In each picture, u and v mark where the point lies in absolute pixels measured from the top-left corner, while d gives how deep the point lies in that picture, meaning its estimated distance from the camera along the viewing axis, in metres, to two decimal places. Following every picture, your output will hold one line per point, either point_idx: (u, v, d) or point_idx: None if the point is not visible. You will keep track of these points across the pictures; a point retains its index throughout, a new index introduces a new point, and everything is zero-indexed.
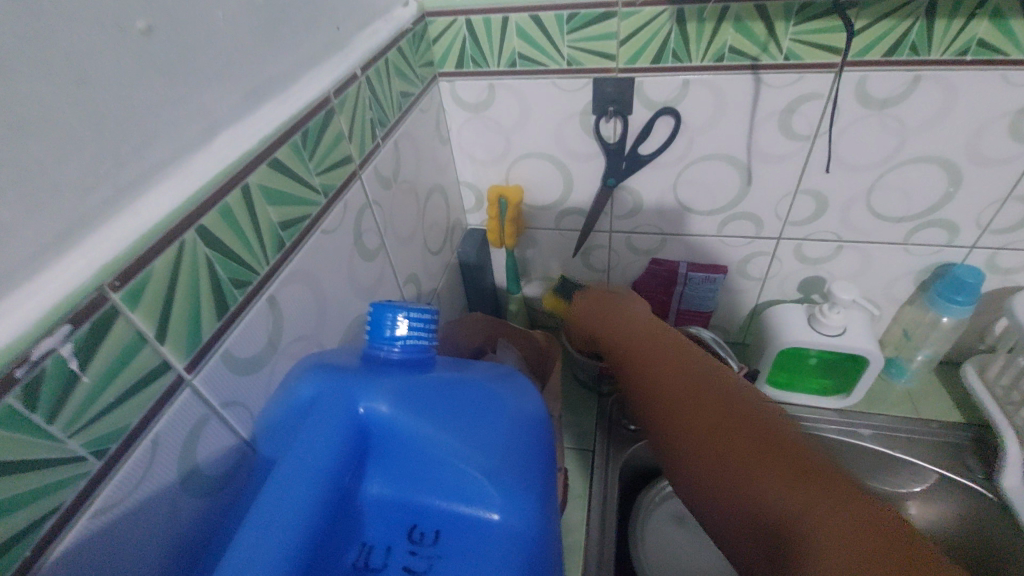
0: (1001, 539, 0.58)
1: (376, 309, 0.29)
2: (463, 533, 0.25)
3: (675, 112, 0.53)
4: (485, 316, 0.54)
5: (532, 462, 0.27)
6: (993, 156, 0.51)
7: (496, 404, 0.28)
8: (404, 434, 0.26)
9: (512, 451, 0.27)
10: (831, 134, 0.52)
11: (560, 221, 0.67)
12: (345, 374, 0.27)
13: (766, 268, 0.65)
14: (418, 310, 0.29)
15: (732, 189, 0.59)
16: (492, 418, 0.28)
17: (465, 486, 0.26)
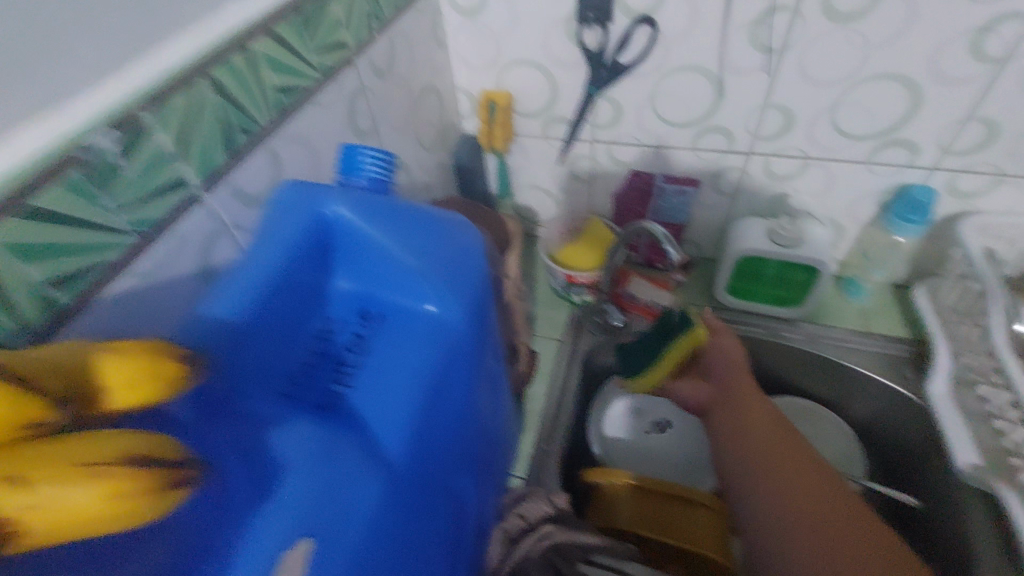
0: (920, 436, 0.65)
1: (346, 149, 0.36)
2: (401, 317, 0.35)
3: (652, 21, 0.57)
4: (462, 203, 0.60)
5: (464, 273, 0.35)
6: (952, 74, 0.54)
7: (441, 224, 0.35)
8: (359, 239, 0.34)
9: (447, 262, 0.34)
10: (797, 47, 0.55)
11: (549, 129, 0.72)
12: (312, 183, 0.33)
13: (737, 183, 0.70)
14: (379, 151, 0.36)
15: (706, 101, 0.63)
16: (435, 235, 0.34)
17: (405, 284, 0.34)
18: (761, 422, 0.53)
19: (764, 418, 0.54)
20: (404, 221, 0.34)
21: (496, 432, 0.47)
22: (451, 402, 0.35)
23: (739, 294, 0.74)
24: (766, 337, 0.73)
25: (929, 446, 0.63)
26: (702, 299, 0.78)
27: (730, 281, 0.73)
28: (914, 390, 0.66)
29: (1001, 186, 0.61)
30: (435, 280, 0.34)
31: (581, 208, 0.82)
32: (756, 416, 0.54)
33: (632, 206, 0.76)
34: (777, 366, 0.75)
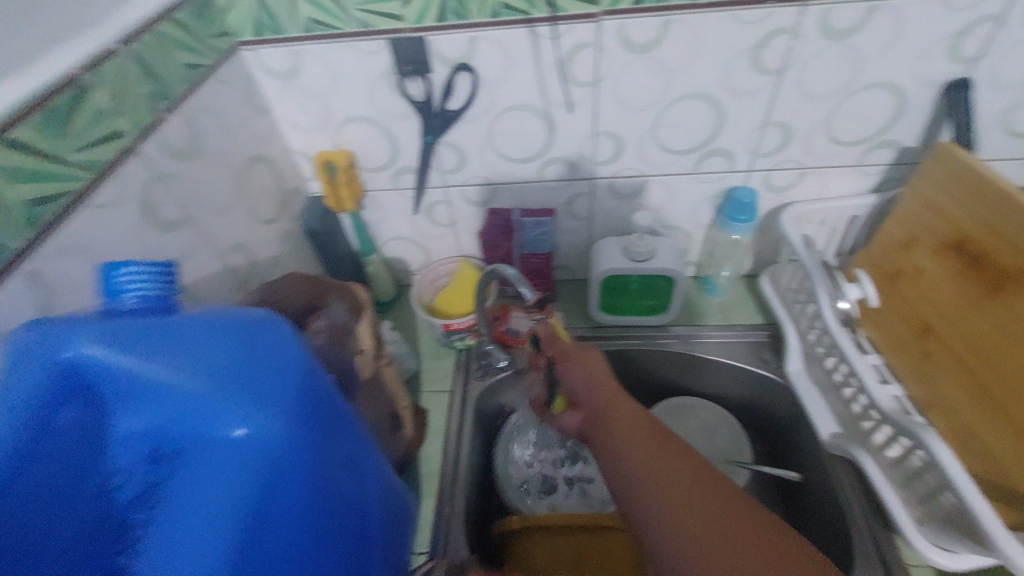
0: (788, 412, 0.70)
1: (107, 268, 0.31)
2: (206, 447, 0.31)
3: (470, 67, 0.58)
4: (307, 277, 0.55)
5: (288, 374, 0.32)
6: (743, 88, 0.59)
7: (256, 325, 0.32)
8: (132, 375, 0.29)
9: (261, 368, 0.31)
10: (609, 78, 0.59)
11: (397, 181, 0.70)
12: (55, 322, 0.28)
13: (588, 207, 0.73)
14: (146, 263, 0.32)
15: (541, 136, 0.64)
16: (245, 337, 0.31)
17: (205, 413, 0.30)
18: (628, 432, 0.49)
19: (634, 425, 0.50)
20: (199, 331, 0.30)
21: (379, 538, 0.42)
22: (279, 522, 0.32)
23: (612, 310, 0.76)
24: (645, 348, 0.76)
25: (796, 419, 0.69)
26: (581, 321, 0.79)
27: (600, 300, 0.75)
28: (776, 370, 0.72)
29: (807, 177, 0.68)
30: (253, 388, 0.31)
31: (449, 251, 0.81)
32: (624, 425, 0.50)
33: (499, 243, 0.75)
34: (660, 371, 0.78)
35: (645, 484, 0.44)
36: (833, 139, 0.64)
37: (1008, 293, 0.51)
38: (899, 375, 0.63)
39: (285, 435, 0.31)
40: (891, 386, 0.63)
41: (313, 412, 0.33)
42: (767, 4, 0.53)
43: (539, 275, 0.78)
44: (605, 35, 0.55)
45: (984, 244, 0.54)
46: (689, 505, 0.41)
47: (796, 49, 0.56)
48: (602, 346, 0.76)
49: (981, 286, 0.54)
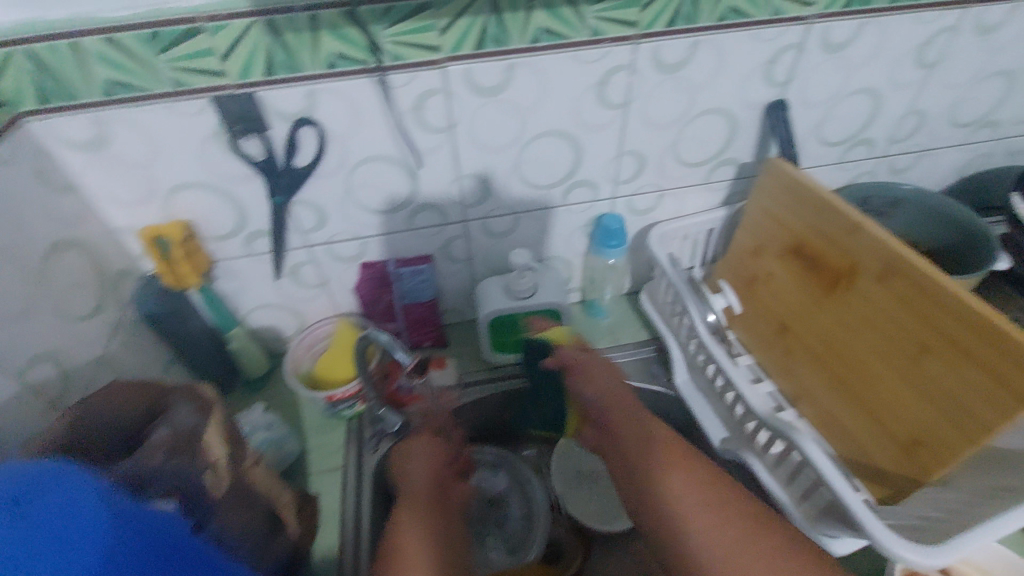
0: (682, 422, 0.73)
1: None
2: None
3: (312, 121, 0.53)
4: (139, 380, 0.48)
5: (85, 522, 0.29)
6: (594, 122, 0.61)
7: (44, 480, 0.29)
8: None
9: (63, 527, 0.28)
10: (465, 122, 0.57)
11: (250, 246, 0.63)
12: None
13: (466, 248, 0.71)
14: None
15: (404, 185, 0.62)
16: (39, 497, 0.28)
17: None
18: (682, 454, 0.55)
19: (667, 440, 0.57)
20: None
21: None
22: None
23: (506, 349, 0.75)
24: (543, 382, 0.75)
25: (690, 428, 0.72)
26: (475, 364, 0.77)
27: (491, 341, 0.73)
28: (666, 384, 0.74)
29: (666, 197, 0.72)
30: (41, 548, 0.27)
31: (324, 312, 0.74)
32: (660, 442, 0.57)
33: (378, 296, 0.72)
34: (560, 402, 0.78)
35: (685, 496, 0.51)
36: (683, 161, 0.68)
37: (843, 291, 0.56)
38: (768, 370, 0.68)
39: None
40: (765, 383, 0.68)
41: (133, 561, 0.30)
42: (603, 43, 0.54)
43: (426, 323, 0.75)
44: (452, 81, 0.54)
45: (818, 248, 0.59)
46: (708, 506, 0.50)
47: (636, 84, 0.59)
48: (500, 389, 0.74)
49: (821, 286, 0.59)
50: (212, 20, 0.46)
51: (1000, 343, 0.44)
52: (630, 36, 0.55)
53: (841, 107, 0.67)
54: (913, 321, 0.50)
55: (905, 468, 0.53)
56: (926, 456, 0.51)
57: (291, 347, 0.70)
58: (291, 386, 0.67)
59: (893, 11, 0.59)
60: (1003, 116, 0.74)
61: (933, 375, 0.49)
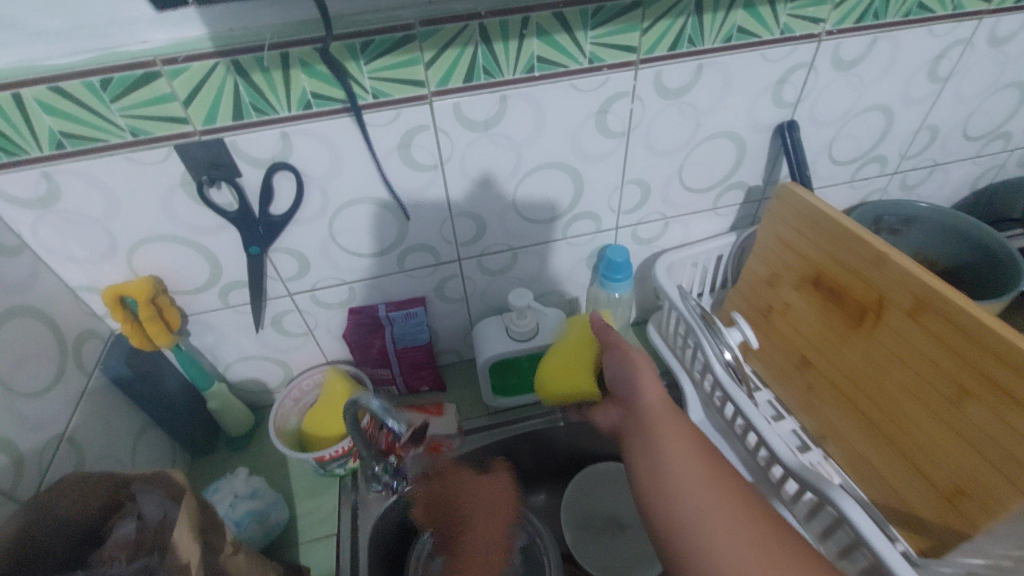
0: None
1: None
2: None
3: (288, 165, 0.49)
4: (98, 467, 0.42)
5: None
6: (594, 152, 0.57)
7: None
8: None
9: None
10: (454, 158, 0.53)
11: (226, 299, 0.58)
12: None
13: (461, 288, 0.66)
14: None
15: (392, 226, 0.57)
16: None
17: None
18: (685, 433, 0.48)
19: (687, 437, 0.47)
20: None
21: None
22: None
23: (508, 393, 0.70)
24: (551, 425, 0.71)
25: None
26: (475, 410, 0.72)
27: (491, 385, 0.68)
28: None
29: (671, 225, 0.68)
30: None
31: (311, 360, 0.69)
32: (678, 438, 0.47)
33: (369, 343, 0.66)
34: (570, 443, 0.74)
35: (690, 480, 0.44)
36: (688, 188, 0.64)
37: (870, 326, 0.52)
38: (790, 406, 0.64)
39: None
40: (786, 421, 0.64)
41: None
42: (602, 70, 0.50)
43: (426, 366, 0.69)
44: (439, 116, 0.49)
45: (840, 280, 0.55)
46: (725, 508, 0.41)
47: (637, 111, 0.55)
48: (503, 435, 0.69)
49: (846, 320, 0.55)
50: (170, 63, 0.41)
51: None
52: (630, 62, 0.51)
53: (852, 125, 0.64)
54: (951, 361, 0.46)
55: (947, 520, 0.48)
56: (971, 508, 0.46)
57: (277, 402, 0.65)
58: (276, 446, 0.62)
59: (906, 24, 0.55)
60: (1017, 127, 0.71)
61: (977, 421, 0.45)
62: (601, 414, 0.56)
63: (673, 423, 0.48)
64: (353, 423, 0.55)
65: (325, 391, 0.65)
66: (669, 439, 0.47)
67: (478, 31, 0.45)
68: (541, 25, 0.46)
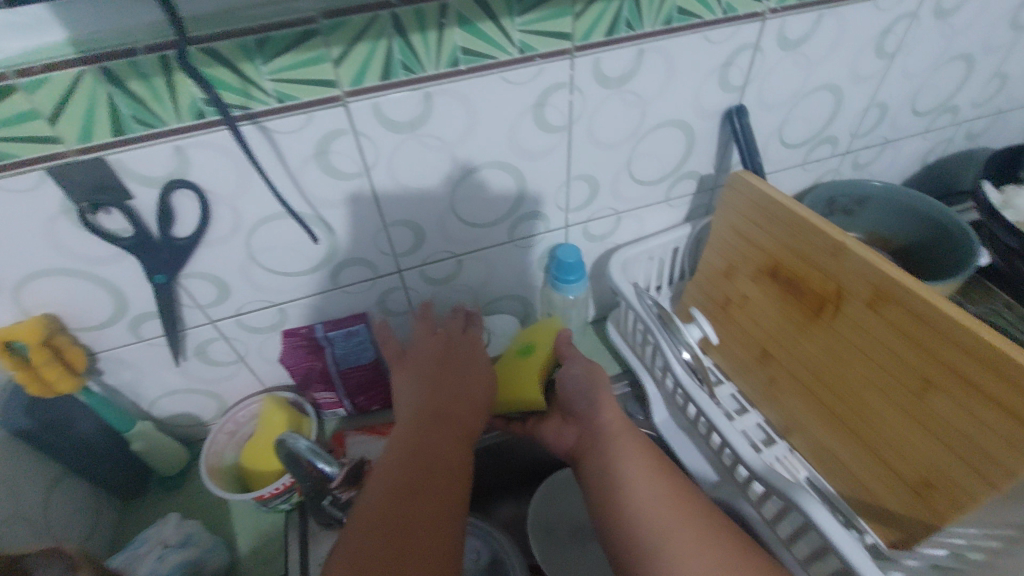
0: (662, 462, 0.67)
1: None
2: None
3: (188, 184, 0.43)
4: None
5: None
6: (534, 149, 0.53)
7: None
8: None
9: None
10: (380, 164, 0.48)
11: (138, 332, 0.52)
12: None
13: (405, 300, 0.62)
14: None
15: (319, 241, 0.52)
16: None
17: None
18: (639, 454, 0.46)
19: (643, 454, 0.45)
20: None
21: None
22: None
23: None
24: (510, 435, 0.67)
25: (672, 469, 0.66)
26: None
27: None
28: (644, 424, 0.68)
29: (623, 220, 0.65)
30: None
31: (248, 388, 0.64)
32: (636, 456, 0.45)
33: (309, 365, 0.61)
34: (532, 451, 0.71)
35: (646, 499, 0.41)
36: (638, 181, 0.61)
37: (830, 317, 0.50)
38: (753, 400, 0.62)
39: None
40: (750, 414, 0.62)
41: None
42: (536, 59, 0.46)
43: (374, 384, 0.65)
44: (357, 118, 0.44)
45: (796, 270, 0.52)
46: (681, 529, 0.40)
47: (578, 102, 0.51)
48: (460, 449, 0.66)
49: (805, 310, 0.53)
50: (25, 74, 0.35)
51: (1018, 379, 0.38)
52: (565, 50, 0.47)
53: (802, 106, 0.61)
54: (914, 351, 0.44)
55: (915, 512, 0.47)
56: (938, 500, 0.45)
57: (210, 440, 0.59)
58: (210, 487, 0.57)
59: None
60: (964, 100, 0.70)
61: (942, 412, 0.43)
62: (553, 432, 0.53)
63: (629, 441, 0.46)
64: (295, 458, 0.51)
65: (263, 422, 0.59)
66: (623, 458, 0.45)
67: (391, 21, 0.40)
68: (462, 13, 0.42)
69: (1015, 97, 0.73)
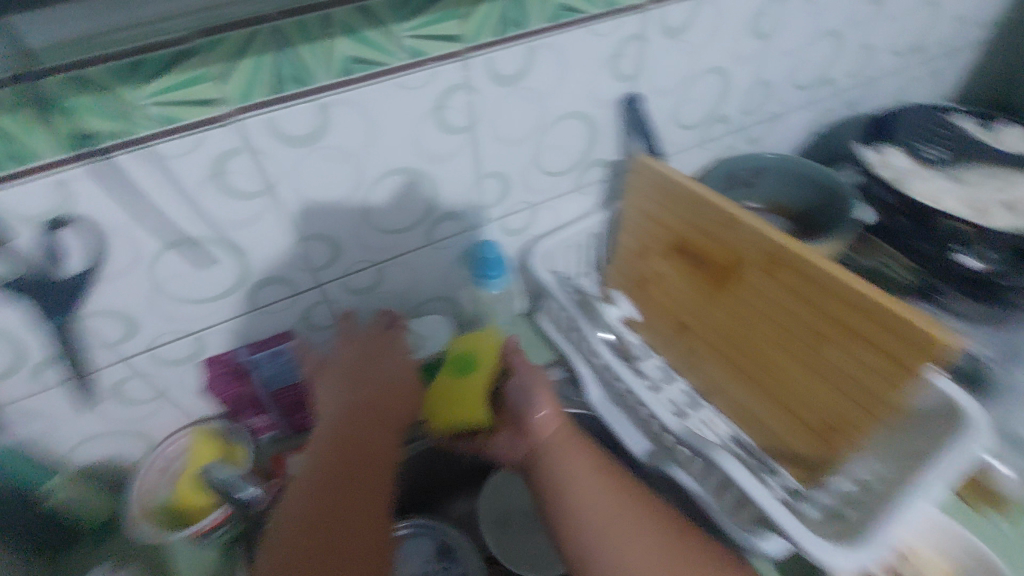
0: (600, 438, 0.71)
1: None
2: None
3: (74, 219, 0.41)
4: None
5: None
6: (440, 151, 0.54)
7: None
8: None
9: None
10: (283, 180, 0.47)
11: (42, 380, 0.49)
12: None
13: (330, 313, 0.61)
14: None
15: (228, 265, 0.51)
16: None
17: None
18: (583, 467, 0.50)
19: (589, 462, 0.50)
20: None
21: None
22: None
23: None
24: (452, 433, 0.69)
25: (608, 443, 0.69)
26: None
27: None
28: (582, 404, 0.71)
29: (540, 212, 0.67)
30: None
31: (174, 423, 0.62)
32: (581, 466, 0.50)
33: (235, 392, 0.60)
34: None
35: (601, 512, 0.47)
36: (548, 173, 0.63)
37: (732, 285, 0.54)
38: (677, 370, 0.66)
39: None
40: (676, 382, 0.66)
41: None
42: (428, 65, 0.47)
43: (307, 404, 0.63)
44: (252, 136, 0.44)
45: (700, 245, 0.56)
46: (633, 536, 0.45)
47: (476, 102, 0.52)
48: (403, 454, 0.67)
49: (709, 280, 0.56)
50: None
51: (885, 320, 0.43)
52: (455, 53, 0.48)
53: (694, 89, 0.65)
54: (804, 308, 0.48)
55: (822, 453, 0.51)
56: (839, 437, 0.49)
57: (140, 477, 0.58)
58: (141, 532, 0.55)
59: None
60: (838, 73, 0.76)
61: (833, 360, 0.47)
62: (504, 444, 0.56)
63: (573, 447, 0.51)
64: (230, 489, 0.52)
65: (195, 453, 0.60)
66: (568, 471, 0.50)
67: (272, 35, 0.40)
68: (348, 23, 0.42)
69: (883, 64, 0.80)
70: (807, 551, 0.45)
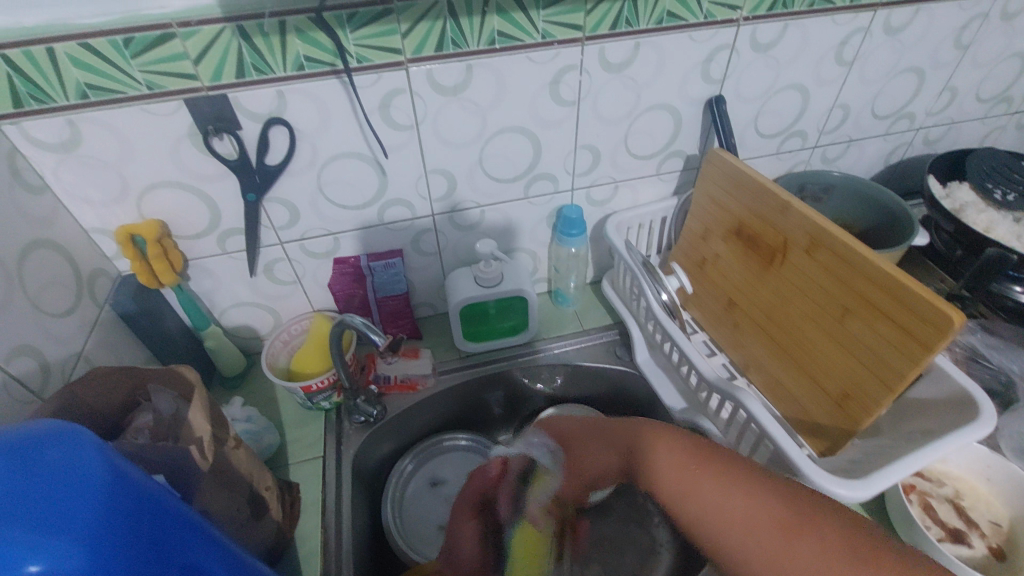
0: (638, 394, 0.81)
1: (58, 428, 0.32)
2: (87, 500, 0.30)
3: (283, 121, 0.56)
4: (118, 365, 0.47)
5: (88, 496, 0.30)
6: (549, 119, 0.66)
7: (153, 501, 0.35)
8: (95, 489, 0.31)
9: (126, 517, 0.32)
10: (427, 120, 0.61)
11: (225, 245, 0.66)
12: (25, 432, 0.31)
13: (435, 242, 0.75)
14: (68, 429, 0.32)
15: (373, 183, 0.65)
16: (40, 449, 0.31)
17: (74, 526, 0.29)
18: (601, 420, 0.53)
19: (686, 468, 0.44)
20: (77, 455, 0.31)
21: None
22: None
23: (474, 337, 0.80)
24: (512, 365, 0.81)
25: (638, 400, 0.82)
26: (448, 354, 0.82)
27: (463, 330, 0.78)
28: (630, 364, 0.80)
29: (620, 189, 0.77)
30: (84, 527, 0.29)
31: (299, 309, 0.77)
32: (680, 476, 0.44)
33: (354, 291, 0.75)
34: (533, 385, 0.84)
35: (679, 482, 0.44)
36: (633, 154, 0.74)
37: (779, 264, 0.62)
38: (721, 345, 0.74)
39: (87, 562, 0.29)
40: (718, 356, 0.75)
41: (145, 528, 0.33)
42: (552, 45, 0.59)
43: (402, 315, 0.79)
44: (415, 81, 0.57)
45: (758, 228, 0.64)
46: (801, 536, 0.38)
47: (584, 82, 0.63)
48: (470, 374, 0.80)
49: (761, 260, 0.64)
50: (184, 26, 0.48)
51: (909, 299, 0.49)
52: (575, 39, 0.59)
53: (773, 102, 0.74)
54: (835, 286, 0.56)
55: (838, 421, 0.58)
56: (854, 409, 0.56)
57: (275, 341, 0.74)
58: (269, 378, 0.70)
59: (812, 13, 0.65)
60: (919, 108, 0.82)
61: (855, 331, 0.54)
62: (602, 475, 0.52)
63: (696, 477, 0.44)
64: (339, 353, 0.66)
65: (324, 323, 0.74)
66: (673, 479, 0.44)
67: (447, 7, 0.53)
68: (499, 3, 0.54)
69: (966, 109, 0.84)
70: (818, 485, 0.50)
